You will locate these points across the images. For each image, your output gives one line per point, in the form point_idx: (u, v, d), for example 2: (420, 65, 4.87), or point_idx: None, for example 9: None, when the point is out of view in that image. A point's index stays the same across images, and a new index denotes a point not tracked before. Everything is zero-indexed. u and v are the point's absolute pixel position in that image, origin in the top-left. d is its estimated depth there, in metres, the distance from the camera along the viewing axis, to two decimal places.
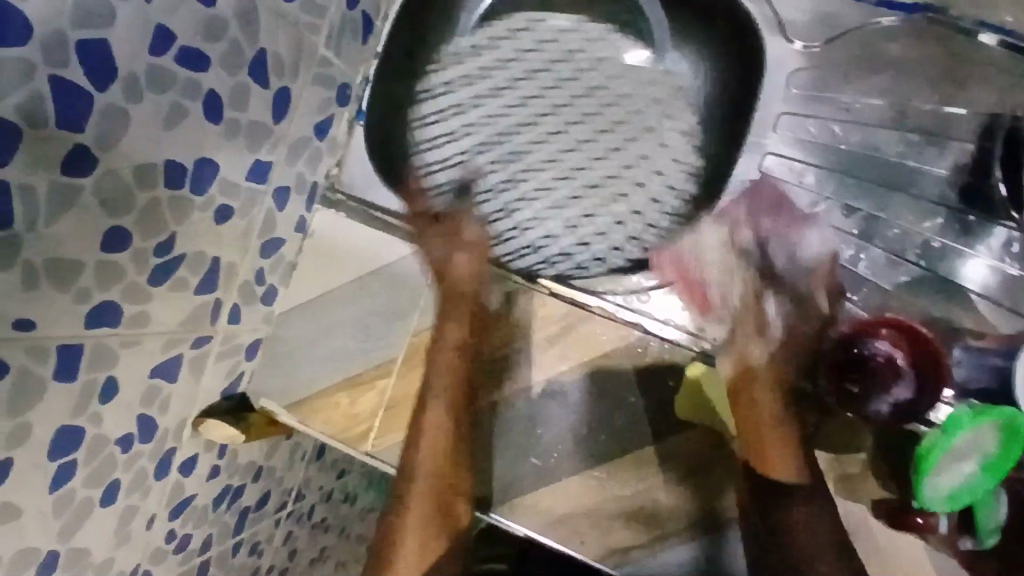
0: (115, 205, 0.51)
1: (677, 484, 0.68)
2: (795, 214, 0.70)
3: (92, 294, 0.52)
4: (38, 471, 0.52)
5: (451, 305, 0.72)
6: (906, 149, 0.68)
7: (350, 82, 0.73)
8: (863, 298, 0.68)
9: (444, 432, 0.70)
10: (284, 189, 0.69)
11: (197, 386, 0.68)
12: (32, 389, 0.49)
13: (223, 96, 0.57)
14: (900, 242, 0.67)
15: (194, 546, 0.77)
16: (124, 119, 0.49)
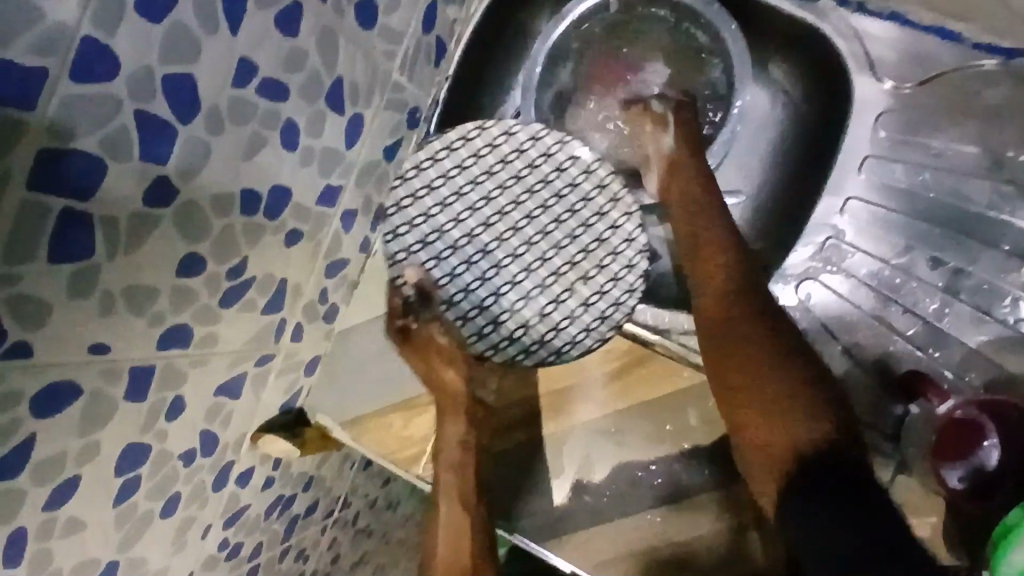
0: (192, 233, 0.51)
1: (732, 533, 0.68)
2: (875, 263, 0.66)
3: (165, 318, 0.52)
4: (103, 486, 0.54)
5: (427, 359, 0.72)
6: (998, 201, 0.63)
7: (419, 106, 0.73)
8: (943, 356, 0.64)
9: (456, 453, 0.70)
10: (352, 212, 0.69)
11: (257, 402, 0.69)
12: (104, 409, 0.51)
13: (300, 124, 0.57)
14: (988, 300, 0.63)
15: (245, 553, 0.79)
16: (206, 150, 0.50)
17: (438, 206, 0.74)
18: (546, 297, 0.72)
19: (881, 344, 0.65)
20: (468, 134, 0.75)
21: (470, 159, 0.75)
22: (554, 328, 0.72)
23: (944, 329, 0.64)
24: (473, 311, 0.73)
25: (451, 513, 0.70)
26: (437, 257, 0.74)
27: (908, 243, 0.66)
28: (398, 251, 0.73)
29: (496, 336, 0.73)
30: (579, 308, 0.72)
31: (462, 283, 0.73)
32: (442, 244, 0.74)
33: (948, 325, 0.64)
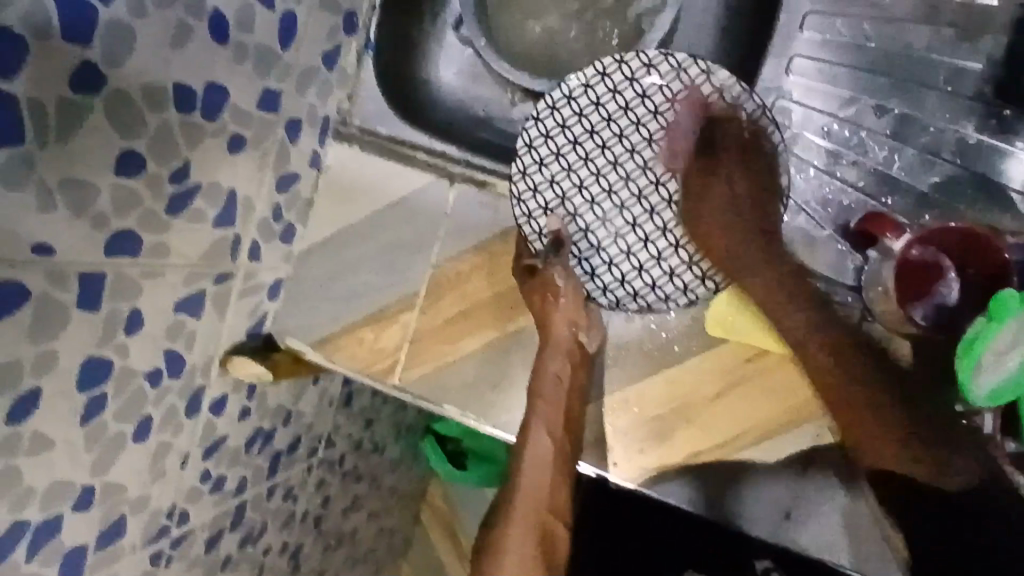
0: (126, 127, 0.50)
1: (708, 403, 0.66)
2: (825, 118, 0.67)
3: (109, 221, 0.51)
4: (67, 401, 0.53)
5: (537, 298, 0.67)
6: (938, 43, 0.64)
7: (356, 10, 0.72)
8: (897, 204, 0.65)
9: (575, 388, 0.65)
10: (296, 122, 0.68)
11: (222, 324, 0.68)
12: (56, 316, 0.49)
13: (228, 17, 0.56)
14: (937, 142, 0.64)
15: (229, 488, 0.78)
16: (129, 37, 0.48)
17: (571, 144, 0.68)
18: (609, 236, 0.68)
19: (834, 199, 0.66)
20: (650, 59, 0.66)
21: (625, 83, 0.67)
22: (638, 269, 0.67)
23: (897, 177, 0.65)
24: (590, 253, 0.69)
25: (542, 444, 0.64)
26: (562, 196, 0.68)
27: (853, 93, 0.66)
28: (524, 190, 0.68)
29: (606, 278, 0.68)
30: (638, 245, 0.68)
31: (583, 223, 0.69)
32: (569, 185, 0.69)
33: (899, 173, 0.65)
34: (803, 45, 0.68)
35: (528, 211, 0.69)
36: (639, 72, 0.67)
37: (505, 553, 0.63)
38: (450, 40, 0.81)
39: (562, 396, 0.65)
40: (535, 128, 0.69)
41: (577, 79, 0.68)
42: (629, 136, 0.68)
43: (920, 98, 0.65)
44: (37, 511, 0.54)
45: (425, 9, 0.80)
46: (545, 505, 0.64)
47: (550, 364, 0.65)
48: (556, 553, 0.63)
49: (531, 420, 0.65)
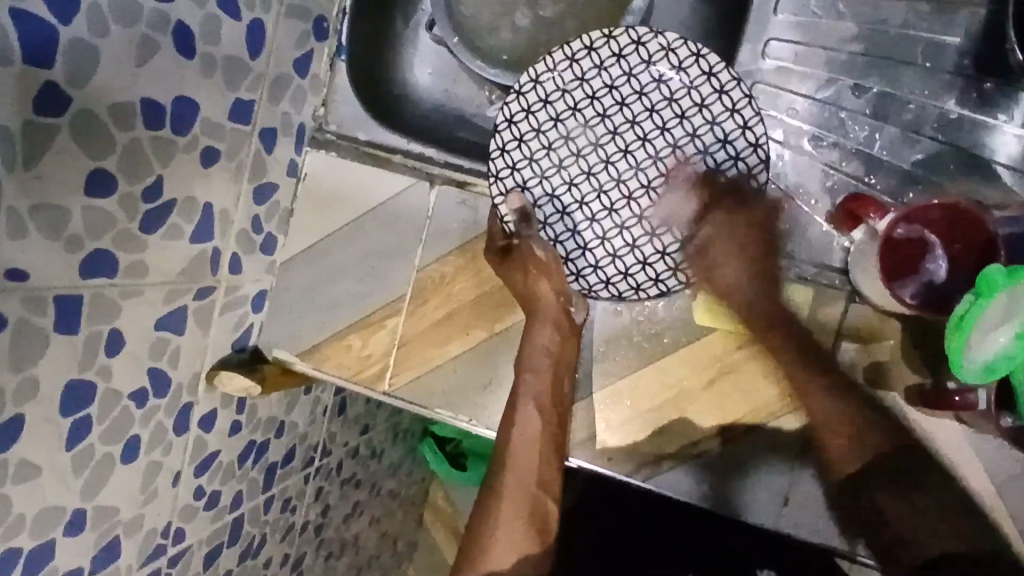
0: (95, 146, 0.49)
1: (700, 392, 0.65)
2: (806, 101, 0.66)
3: (83, 242, 0.50)
4: (51, 427, 0.52)
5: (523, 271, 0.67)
6: (913, 19, 0.64)
7: (324, 15, 0.71)
8: (882, 183, 0.64)
9: (566, 361, 0.66)
10: (271, 130, 0.68)
11: (207, 339, 0.67)
12: (34, 342, 0.49)
13: (194, 28, 0.55)
14: (918, 119, 0.64)
15: (225, 503, 0.78)
16: (92, 54, 0.47)
17: (552, 121, 0.67)
18: (585, 216, 0.68)
19: (819, 182, 0.66)
20: (639, 36, 0.65)
21: (612, 59, 0.66)
22: (612, 256, 0.68)
23: (879, 156, 0.65)
24: (566, 235, 0.69)
25: (532, 417, 0.64)
26: (540, 174, 0.68)
27: (831, 74, 0.66)
28: (502, 168, 0.68)
29: (580, 263, 0.69)
30: (613, 230, 0.68)
31: (559, 205, 0.69)
32: (549, 163, 0.68)
33: (881, 152, 0.65)
34: (778, 29, 0.67)
35: (505, 188, 0.68)
36: (626, 52, 0.66)
37: (495, 546, 0.61)
38: (424, 41, 0.80)
39: (549, 365, 0.65)
40: (516, 103, 0.67)
41: (564, 53, 0.66)
42: (612, 115, 0.67)
43: (899, 76, 0.64)
44: (26, 539, 0.53)
45: (397, 11, 0.79)
46: (536, 477, 0.64)
47: (538, 343, 0.66)
48: (549, 526, 0.64)
49: (519, 402, 0.65)
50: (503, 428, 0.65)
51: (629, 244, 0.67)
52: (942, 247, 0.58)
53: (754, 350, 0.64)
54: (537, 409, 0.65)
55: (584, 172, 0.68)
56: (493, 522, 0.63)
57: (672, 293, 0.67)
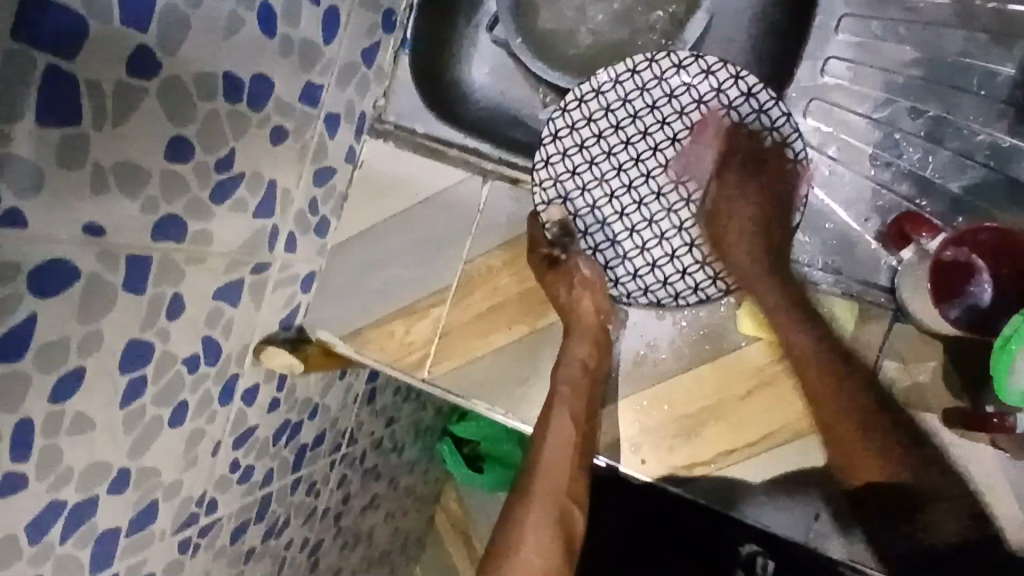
0: (178, 114, 0.51)
1: (740, 400, 0.66)
2: (861, 120, 0.67)
3: (158, 205, 0.52)
4: (109, 382, 0.53)
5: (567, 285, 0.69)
6: (975, 47, 0.64)
7: (394, 9, 0.74)
8: (933, 206, 0.65)
9: (599, 374, 0.66)
10: (335, 115, 0.70)
11: (257, 314, 0.69)
12: (104, 297, 0.50)
13: (276, 9, 0.57)
14: (971, 145, 0.64)
15: (256, 479, 0.79)
16: (183, 24, 0.49)
17: (595, 137, 0.70)
18: (624, 226, 0.71)
19: (869, 201, 0.66)
20: (680, 60, 0.68)
21: (654, 81, 0.69)
22: (650, 265, 0.70)
23: (932, 179, 0.65)
24: (606, 244, 0.71)
25: (566, 429, 0.64)
26: (582, 187, 0.71)
27: (889, 95, 0.66)
28: (545, 180, 0.70)
29: (619, 272, 0.71)
30: (653, 241, 0.70)
31: (600, 215, 0.71)
32: (590, 177, 0.71)
33: (934, 175, 0.65)
34: (837, 49, 0.68)
35: (548, 199, 0.70)
36: (667, 74, 0.68)
37: (519, 554, 0.62)
38: (484, 42, 0.82)
39: (586, 380, 0.65)
40: (561, 119, 0.71)
41: (608, 74, 0.70)
42: (653, 134, 0.70)
43: (957, 102, 0.65)
44: (75, 491, 0.54)
45: (461, 11, 0.81)
46: (567, 486, 0.64)
47: (572, 355, 0.66)
48: (574, 537, 0.64)
49: (551, 413, 0.65)
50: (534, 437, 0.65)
51: (668, 253, 0.69)
52: (988, 273, 0.58)
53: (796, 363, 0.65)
54: (568, 421, 0.64)
55: (624, 185, 0.70)
56: (520, 535, 0.63)
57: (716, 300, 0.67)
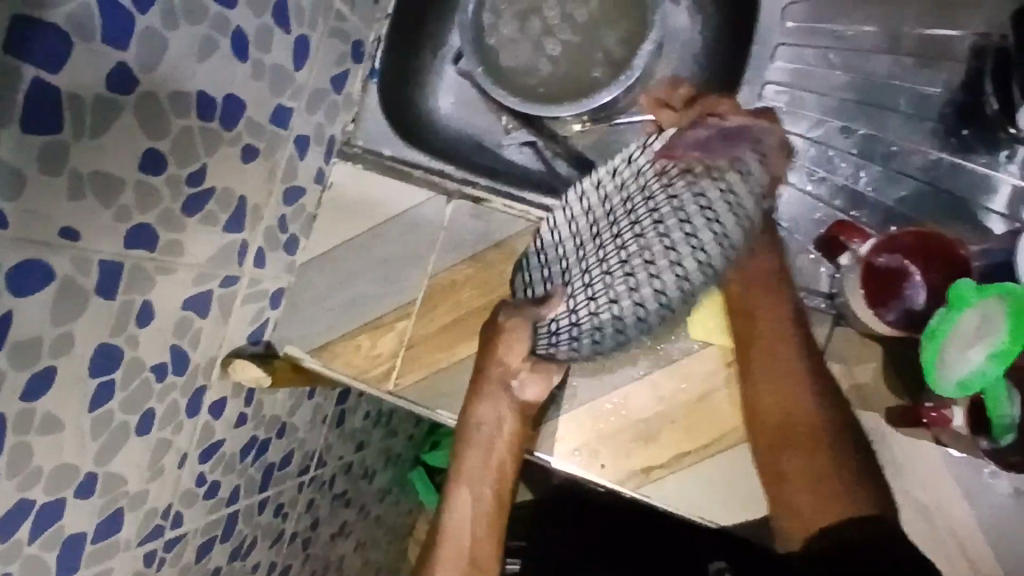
0: (153, 128, 0.54)
1: (691, 404, 0.69)
2: (798, 139, 0.72)
3: (131, 214, 0.55)
4: (79, 385, 0.55)
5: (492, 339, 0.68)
6: (897, 72, 0.70)
7: (363, 40, 0.78)
8: (866, 218, 0.70)
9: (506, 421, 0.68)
10: (304, 137, 0.73)
11: (226, 328, 0.70)
12: (76, 300, 0.52)
13: (250, 34, 0.61)
14: (899, 161, 0.70)
15: (222, 496, 0.79)
16: (160, 44, 0.53)
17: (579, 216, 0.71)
18: (586, 296, 0.67)
19: (807, 212, 0.71)
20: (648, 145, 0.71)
21: (622, 164, 0.71)
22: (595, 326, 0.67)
23: (864, 192, 0.70)
24: (566, 317, 0.68)
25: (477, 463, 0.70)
26: (567, 267, 0.70)
27: (821, 116, 0.72)
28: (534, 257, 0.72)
29: (560, 332, 0.68)
30: (602, 304, 0.67)
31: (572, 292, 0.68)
32: (571, 253, 0.70)
33: (866, 188, 0.70)
34: (774, 73, 0.73)
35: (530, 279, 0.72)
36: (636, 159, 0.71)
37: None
38: (449, 73, 0.87)
39: (497, 427, 0.69)
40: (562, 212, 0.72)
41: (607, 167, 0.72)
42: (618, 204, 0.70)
43: (883, 121, 0.70)
44: (40, 494, 0.55)
45: (427, 44, 0.86)
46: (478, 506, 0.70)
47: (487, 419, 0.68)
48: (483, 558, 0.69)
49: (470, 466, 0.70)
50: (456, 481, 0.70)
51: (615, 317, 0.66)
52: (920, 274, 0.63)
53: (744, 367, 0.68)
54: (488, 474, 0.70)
55: (597, 258, 0.68)
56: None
57: None
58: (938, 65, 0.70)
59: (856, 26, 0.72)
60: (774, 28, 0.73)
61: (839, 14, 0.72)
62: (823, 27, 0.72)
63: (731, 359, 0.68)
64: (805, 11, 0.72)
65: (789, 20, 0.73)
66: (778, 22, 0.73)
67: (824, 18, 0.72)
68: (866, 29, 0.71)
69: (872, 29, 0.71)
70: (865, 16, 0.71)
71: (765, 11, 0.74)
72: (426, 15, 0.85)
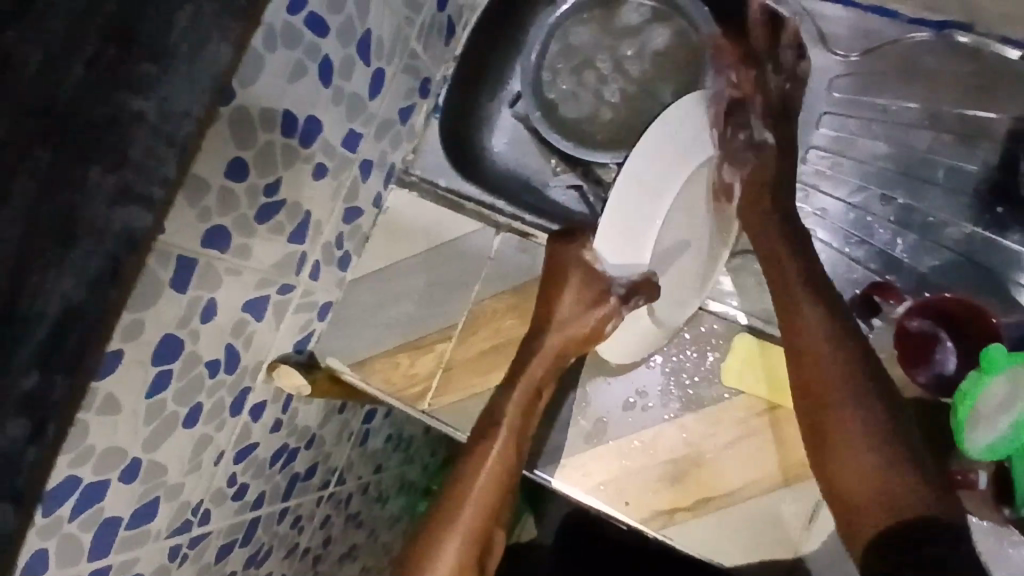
0: (241, 139, 0.59)
1: (719, 450, 0.70)
2: (839, 203, 0.75)
3: (211, 215, 0.59)
4: (140, 371, 0.58)
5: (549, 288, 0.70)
6: (938, 147, 0.74)
7: (430, 78, 0.83)
8: (900, 284, 0.72)
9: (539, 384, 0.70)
10: (369, 162, 0.77)
11: (276, 334, 0.74)
12: (152, 289, 0.56)
13: (334, 63, 0.66)
14: (935, 232, 0.73)
15: (249, 499, 0.81)
16: (259, 64, 0.58)
17: None
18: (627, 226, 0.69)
19: (845, 274, 0.73)
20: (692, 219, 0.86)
21: None
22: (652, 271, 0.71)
23: (899, 259, 0.73)
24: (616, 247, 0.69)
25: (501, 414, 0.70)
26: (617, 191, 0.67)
27: (862, 183, 0.75)
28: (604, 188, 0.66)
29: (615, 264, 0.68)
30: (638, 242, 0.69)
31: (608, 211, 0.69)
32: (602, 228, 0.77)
33: (901, 255, 0.73)
34: (817, 141, 0.77)
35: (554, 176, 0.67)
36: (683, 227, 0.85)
37: (440, 559, 0.67)
38: (505, 115, 0.92)
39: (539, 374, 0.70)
40: None
41: None
42: None
43: (922, 193, 0.73)
44: (90, 472, 0.57)
45: (487, 88, 0.91)
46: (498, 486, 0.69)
47: (511, 394, 0.70)
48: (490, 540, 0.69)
49: (486, 439, 0.69)
50: (467, 455, 0.70)
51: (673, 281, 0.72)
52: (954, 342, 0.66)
53: (773, 418, 0.70)
54: (501, 447, 0.69)
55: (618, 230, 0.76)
56: (440, 540, 0.67)
57: (698, 354, 0.73)
58: (977, 143, 0.73)
59: (899, 102, 0.75)
60: (820, 99, 0.77)
61: (883, 91, 0.76)
62: (867, 101, 0.76)
63: (760, 409, 0.70)
64: (850, 85, 0.76)
65: (835, 92, 0.77)
66: (825, 94, 0.77)
67: (869, 93, 0.76)
68: (908, 107, 0.75)
69: (913, 106, 0.75)
70: (909, 93, 0.75)
71: (813, 83, 0.77)
72: (490, 60, 0.91)
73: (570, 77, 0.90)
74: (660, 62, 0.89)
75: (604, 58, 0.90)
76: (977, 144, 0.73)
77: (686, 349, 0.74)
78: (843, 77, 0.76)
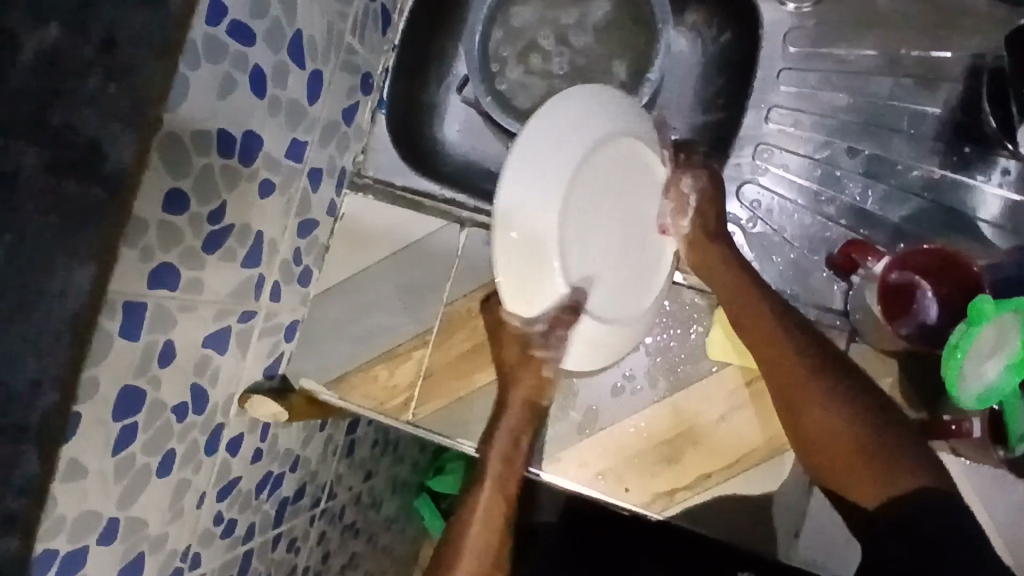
0: (175, 168, 0.54)
1: (712, 426, 0.69)
2: (803, 160, 0.74)
3: (155, 253, 0.54)
4: (102, 429, 0.54)
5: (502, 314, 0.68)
6: (899, 92, 0.72)
7: (371, 72, 0.79)
8: (875, 237, 0.71)
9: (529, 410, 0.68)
10: (317, 170, 0.73)
11: (243, 363, 0.70)
12: (102, 342, 0.52)
13: (266, 71, 0.61)
14: (904, 178, 0.72)
15: (239, 533, 0.78)
16: (184, 85, 0.53)
17: None
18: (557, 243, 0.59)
19: (817, 231, 0.72)
20: None
21: None
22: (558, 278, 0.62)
23: (871, 211, 0.72)
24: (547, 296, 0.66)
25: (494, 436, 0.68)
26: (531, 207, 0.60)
27: (826, 137, 0.73)
28: None
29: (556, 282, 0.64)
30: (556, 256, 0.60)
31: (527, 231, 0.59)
32: None
33: (873, 207, 0.72)
34: (776, 98, 0.75)
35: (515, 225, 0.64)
36: None
37: None
38: (454, 102, 0.88)
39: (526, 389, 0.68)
40: None
41: None
42: None
43: (886, 141, 0.72)
44: (66, 542, 0.53)
45: (431, 75, 0.87)
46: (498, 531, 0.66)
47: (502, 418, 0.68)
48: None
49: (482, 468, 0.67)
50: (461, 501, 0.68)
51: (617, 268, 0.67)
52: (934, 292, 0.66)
53: (763, 386, 0.69)
54: (495, 486, 0.67)
55: None
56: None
57: (677, 332, 0.72)
58: (940, 82, 0.71)
59: (853, 50, 0.73)
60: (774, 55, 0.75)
61: (838, 40, 0.74)
62: (821, 52, 0.74)
63: (748, 381, 0.69)
64: (803, 36, 0.74)
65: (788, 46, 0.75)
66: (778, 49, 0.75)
67: (823, 44, 0.74)
68: (863, 53, 0.73)
69: (868, 51, 0.73)
70: (864, 38, 0.73)
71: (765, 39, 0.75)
72: (431, 46, 0.86)
73: (514, 59, 0.87)
74: (606, 30, 0.85)
75: (547, 32, 0.87)
76: (940, 83, 0.71)
77: (668, 327, 0.72)
78: (794, 29, 0.74)
